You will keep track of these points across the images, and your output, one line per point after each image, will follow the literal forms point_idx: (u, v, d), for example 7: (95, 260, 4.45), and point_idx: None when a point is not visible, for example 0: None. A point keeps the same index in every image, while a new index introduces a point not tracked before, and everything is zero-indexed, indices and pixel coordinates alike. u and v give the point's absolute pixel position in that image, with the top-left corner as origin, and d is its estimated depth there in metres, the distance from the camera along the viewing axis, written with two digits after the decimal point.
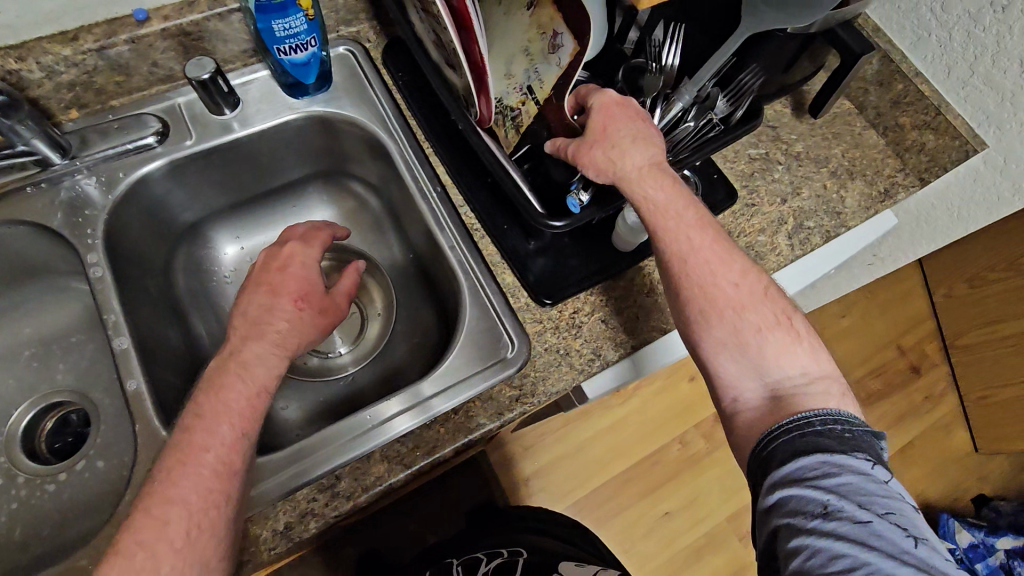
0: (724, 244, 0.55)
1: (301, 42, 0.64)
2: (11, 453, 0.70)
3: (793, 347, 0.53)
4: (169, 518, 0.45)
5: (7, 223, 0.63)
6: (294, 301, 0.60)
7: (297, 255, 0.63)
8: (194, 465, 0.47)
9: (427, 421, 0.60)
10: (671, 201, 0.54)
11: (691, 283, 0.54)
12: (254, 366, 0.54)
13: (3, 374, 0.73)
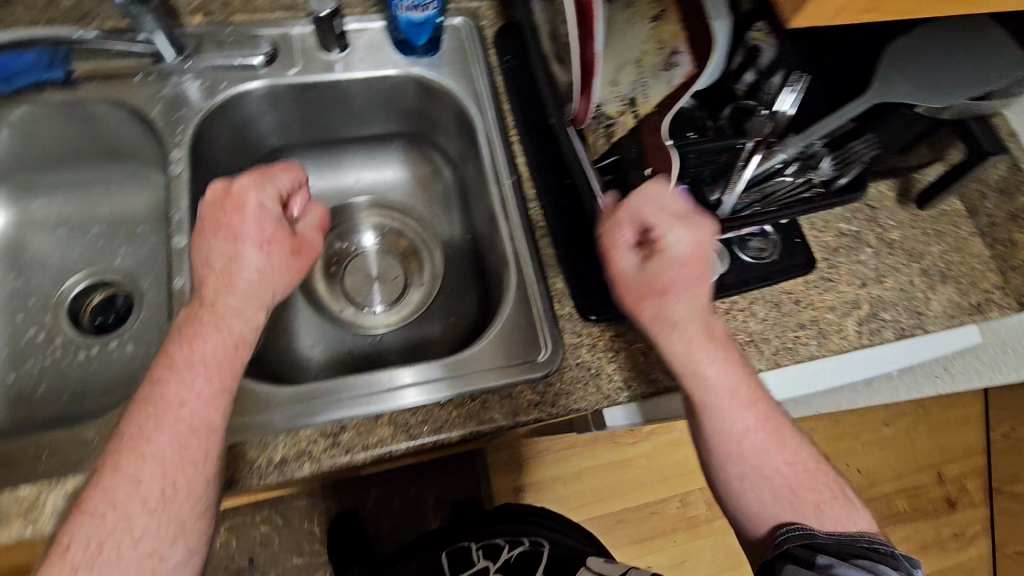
0: (773, 424, 0.52)
1: (420, 3, 0.65)
2: (56, 315, 0.73)
3: (844, 518, 0.50)
4: (141, 478, 0.44)
5: (110, 102, 0.66)
6: (258, 245, 0.54)
7: (253, 196, 0.55)
8: (163, 428, 0.46)
9: (427, 400, 0.58)
10: (728, 379, 0.51)
11: (745, 460, 0.51)
12: (235, 315, 0.51)
13: (70, 241, 0.77)
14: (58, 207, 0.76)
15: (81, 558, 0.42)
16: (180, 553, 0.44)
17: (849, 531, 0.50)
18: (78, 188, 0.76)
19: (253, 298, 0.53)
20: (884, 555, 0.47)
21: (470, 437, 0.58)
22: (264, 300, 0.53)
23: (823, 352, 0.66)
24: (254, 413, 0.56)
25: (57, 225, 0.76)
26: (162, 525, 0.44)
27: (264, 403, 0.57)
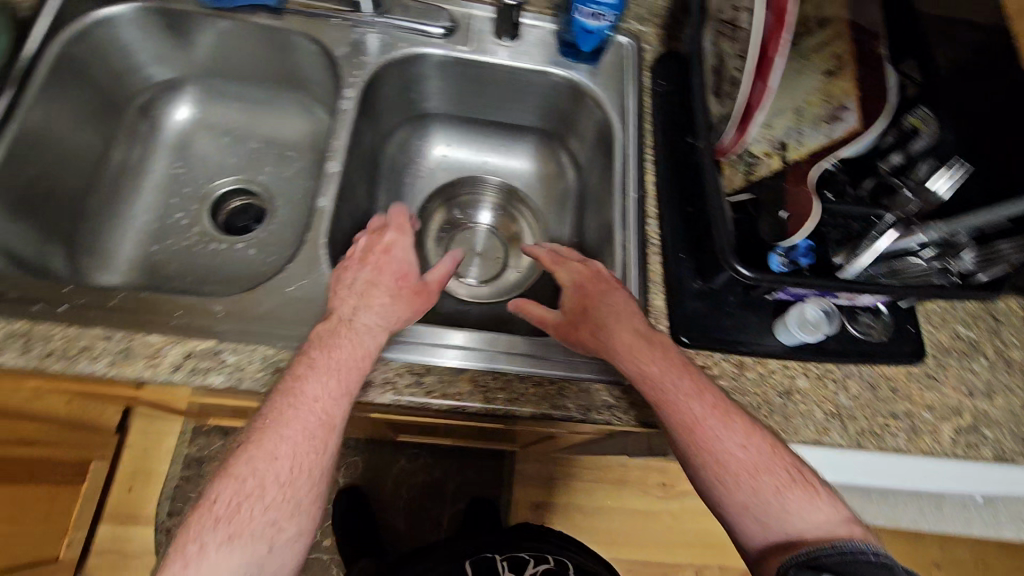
0: (724, 410, 0.54)
1: (601, 12, 0.69)
2: (201, 207, 0.82)
3: (804, 502, 0.51)
4: (277, 459, 0.50)
5: (306, 36, 0.74)
6: (394, 280, 0.61)
7: (396, 243, 0.64)
8: (298, 417, 0.51)
9: (488, 369, 0.59)
10: (667, 373, 0.55)
11: (703, 451, 0.52)
12: (364, 331, 0.56)
13: (230, 149, 0.86)
14: (230, 116, 0.85)
15: (222, 513, 0.48)
16: (294, 528, 0.50)
17: (818, 517, 0.50)
18: (250, 105, 0.85)
19: (376, 318, 0.57)
20: (883, 568, 0.44)
21: (539, 418, 0.59)
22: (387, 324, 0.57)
23: (912, 449, 0.62)
24: None
25: (224, 131, 0.85)
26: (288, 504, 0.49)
27: None
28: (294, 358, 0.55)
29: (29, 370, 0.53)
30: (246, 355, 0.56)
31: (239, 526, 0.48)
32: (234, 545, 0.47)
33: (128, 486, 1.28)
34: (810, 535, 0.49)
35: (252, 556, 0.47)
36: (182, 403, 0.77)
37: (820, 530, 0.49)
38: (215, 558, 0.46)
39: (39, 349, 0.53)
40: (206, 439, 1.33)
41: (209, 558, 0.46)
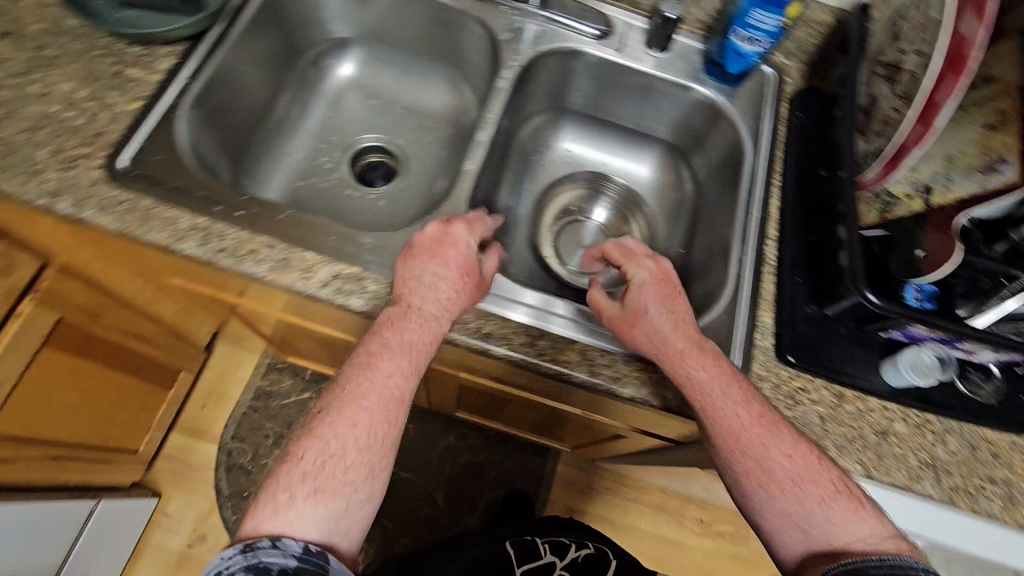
0: (771, 420, 0.55)
1: (758, 38, 0.72)
2: (343, 156, 0.89)
3: (849, 518, 0.52)
4: (354, 427, 0.52)
5: (473, 17, 0.80)
6: (459, 275, 0.59)
7: (462, 237, 0.61)
8: (374, 389, 0.54)
9: (575, 337, 0.62)
10: (716, 381, 0.56)
11: (749, 460, 0.54)
12: (436, 318, 0.57)
13: (377, 109, 0.93)
14: (383, 80, 0.93)
15: (309, 467, 0.51)
16: (367, 491, 0.52)
17: (861, 532, 0.52)
18: (403, 72, 0.92)
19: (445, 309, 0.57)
20: None
21: (635, 401, 0.62)
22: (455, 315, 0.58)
23: (1008, 519, 0.60)
24: None
25: (375, 93, 0.93)
26: (365, 467, 0.52)
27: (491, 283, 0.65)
28: (366, 334, 0.57)
29: (205, 261, 0.60)
30: (385, 287, 0.61)
31: (325, 481, 0.50)
32: (319, 499, 0.50)
33: (202, 404, 1.37)
34: (853, 547, 0.51)
35: (331, 512, 0.50)
36: (294, 326, 0.84)
37: (865, 544, 0.51)
38: (302, 509, 0.49)
39: (215, 244, 0.60)
40: (276, 376, 1.42)
41: (296, 509, 0.49)
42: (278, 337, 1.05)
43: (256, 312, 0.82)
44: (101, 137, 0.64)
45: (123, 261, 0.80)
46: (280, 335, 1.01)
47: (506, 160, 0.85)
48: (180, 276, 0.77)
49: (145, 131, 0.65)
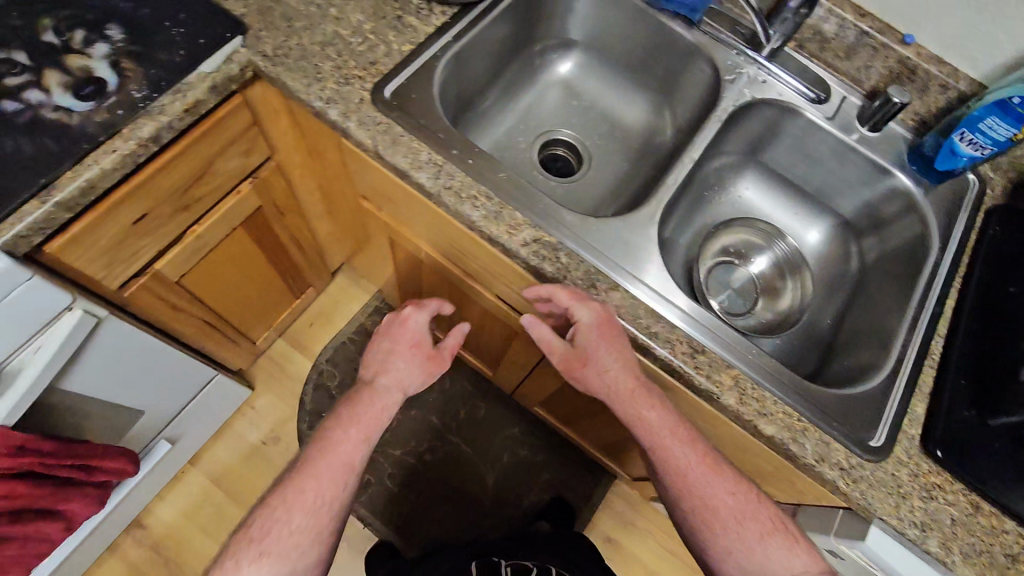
0: (711, 459, 0.66)
1: (982, 143, 0.73)
2: (535, 141, 0.96)
3: (786, 557, 0.64)
4: (328, 477, 0.67)
5: (702, 50, 0.85)
6: (409, 347, 0.74)
7: (412, 315, 0.76)
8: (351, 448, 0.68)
9: (730, 363, 0.64)
10: (664, 421, 0.65)
11: (697, 498, 0.65)
12: (387, 399, 0.72)
13: (575, 107, 0.99)
14: (590, 83, 0.99)
15: (257, 533, 0.64)
16: (312, 550, 0.65)
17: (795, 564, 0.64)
18: (609, 81, 0.98)
19: (394, 385, 0.73)
20: None
21: (771, 442, 0.63)
22: (403, 388, 0.73)
23: None
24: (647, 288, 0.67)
25: (579, 92, 0.99)
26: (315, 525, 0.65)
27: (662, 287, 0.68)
28: (325, 419, 0.71)
29: (432, 193, 0.68)
30: (574, 262, 0.67)
31: (267, 547, 0.63)
32: (260, 562, 0.63)
33: (311, 321, 1.49)
34: None
35: (281, 567, 0.63)
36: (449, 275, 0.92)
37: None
38: (249, 569, 0.62)
39: (445, 180, 0.68)
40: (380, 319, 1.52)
41: (244, 569, 0.62)
42: (413, 282, 1.14)
43: (425, 253, 0.91)
44: (375, 66, 0.73)
45: (336, 173, 0.92)
46: (420, 281, 1.10)
47: (691, 194, 0.87)
48: (380, 200, 0.87)
49: (408, 71, 0.74)
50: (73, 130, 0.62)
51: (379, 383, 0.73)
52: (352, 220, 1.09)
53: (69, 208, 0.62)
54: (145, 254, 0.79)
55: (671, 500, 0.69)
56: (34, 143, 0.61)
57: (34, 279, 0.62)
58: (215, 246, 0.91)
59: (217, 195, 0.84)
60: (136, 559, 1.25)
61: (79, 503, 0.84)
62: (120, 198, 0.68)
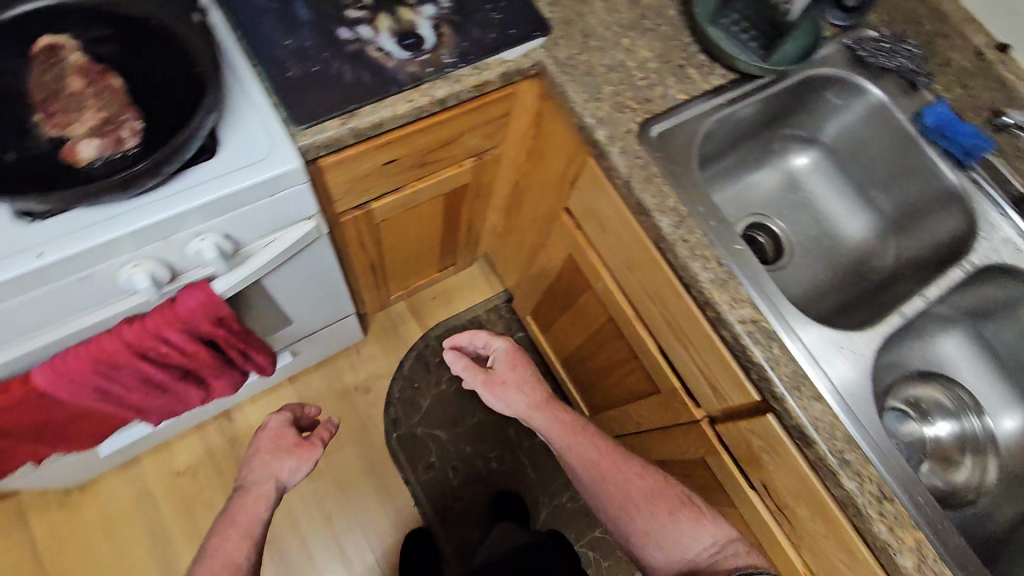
0: (613, 449, 0.82)
1: None
2: (744, 219, 0.94)
3: (691, 533, 0.76)
4: (225, 549, 0.76)
5: (963, 197, 0.81)
6: (267, 435, 0.90)
7: (274, 421, 0.92)
8: (242, 522, 0.79)
9: (917, 523, 0.59)
10: (570, 423, 0.83)
11: (610, 485, 0.79)
12: (261, 489, 0.83)
13: (794, 199, 0.96)
14: (819, 182, 0.95)
15: None
16: None
17: (703, 533, 0.76)
18: (839, 187, 0.95)
19: (265, 476, 0.84)
20: None
21: None
22: (276, 475, 0.84)
23: None
24: (850, 411, 0.63)
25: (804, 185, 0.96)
26: None
27: (864, 414, 0.63)
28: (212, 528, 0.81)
29: (667, 239, 0.68)
30: (785, 358, 0.64)
31: None
32: None
33: (433, 295, 1.55)
34: (705, 550, 0.74)
35: None
36: (615, 313, 0.92)
37: (708, 544, 0.75)
38: None
39: (683, 232, 0.68)
40: (495, 318, 1.55)
41: None
42: (559, 301, 1.16)
43: (602, 284, 0.92)
44: (648, 103, 0.76)
45: (548, 178, 0.96)
46: (569, 303, 1.11)
47: (904, 335, 0.80)
48: (585, 220, 0.89)
49: (678, 119, 0.75)
50: (386, 72, 0.68)
51: (248, 486, 0.84)
52: (529, 224, 1.13)
53: (356, 136, 0.68)
54: (373, 192, 0.85)
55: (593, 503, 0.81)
56: (353, 72, 0.68)
57: (306, 185, 0.68)
58: (418, 204, 0.97)
59: (445, 162, 0.90)
60: (214, 445, 1.32)
61: (223, 381, 0.89)
62: (389, 140, 0.74)
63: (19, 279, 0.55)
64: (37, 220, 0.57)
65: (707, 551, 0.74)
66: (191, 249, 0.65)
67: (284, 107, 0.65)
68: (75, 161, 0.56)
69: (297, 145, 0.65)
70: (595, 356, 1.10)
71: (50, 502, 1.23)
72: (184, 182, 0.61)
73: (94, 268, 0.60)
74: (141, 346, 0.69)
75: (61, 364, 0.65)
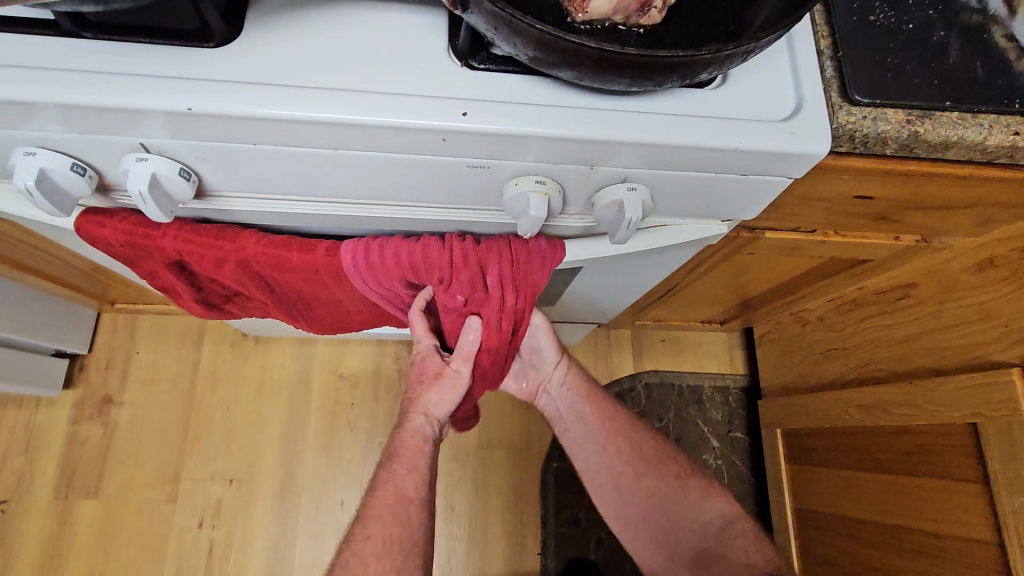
0: (608, 404, 0.78)
1: None
2: None
3: (698, 504, 0.69)
4: (396, 480, 0.63)
5: None
6: (425, 370, 0.65)
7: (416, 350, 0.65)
8: (406, 454, 0.65)
9: None
10: (578, 380, 0.78)
11: (612, 442, 0.74)
12: (415, 426, 0.66)
13: None
14: None
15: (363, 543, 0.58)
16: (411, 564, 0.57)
17: (711, 507, 0.69)
18: None
19: (416, 408, 0.67)
20: None
21: None
22: (426, 411, 0.66)
23: None
24: None
25: None
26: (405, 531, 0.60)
27: None
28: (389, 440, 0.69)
29: None
30: None
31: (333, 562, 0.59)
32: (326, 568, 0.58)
33: (663, 338, 1.26)
34: (711, 525, 0.67)
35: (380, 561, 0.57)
36: None
37: (713, 517, 0.68)
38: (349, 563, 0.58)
39: None
40: (718, 402, 1.24)
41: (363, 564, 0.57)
42: (869, 453, 0.83)
43: None
44: None
45: (1005, 314, 0.65)
46: (892, 468, 0.79)
47: None
48: None
49: None
50: (1010, 75, 0.42)
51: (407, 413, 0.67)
52: (889, 341, 0.82)
53: (905, 147, 0.43)
54: (793, 222, 0.59)
55: (596, 468, 0.74)
56: (961, 53, 0.42)
57: (787, 181, 0.44)
58: (799, 256, 0.70)
59: (894, 228, 0.62)
60: (382, 369, 1.19)
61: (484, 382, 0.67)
62: (915, 173, 0.47)
63: (422, 133, 0.38)
64: (473, 69, 0.39)
65: (714, 526, 0.67)
66: (602, 196, 0.45)
67: (837, 61, 0.42)
68: (579, 9, 0.36)
69: (833, 124, 0.41)
70: (905, 559, 0.76)
71: (225, 337, 1.17)
72: (664, 105, 0.40)
73: (497, 162, 0.41)
74: (450, 280, 0.51)
75: (375, 254, 0.49)
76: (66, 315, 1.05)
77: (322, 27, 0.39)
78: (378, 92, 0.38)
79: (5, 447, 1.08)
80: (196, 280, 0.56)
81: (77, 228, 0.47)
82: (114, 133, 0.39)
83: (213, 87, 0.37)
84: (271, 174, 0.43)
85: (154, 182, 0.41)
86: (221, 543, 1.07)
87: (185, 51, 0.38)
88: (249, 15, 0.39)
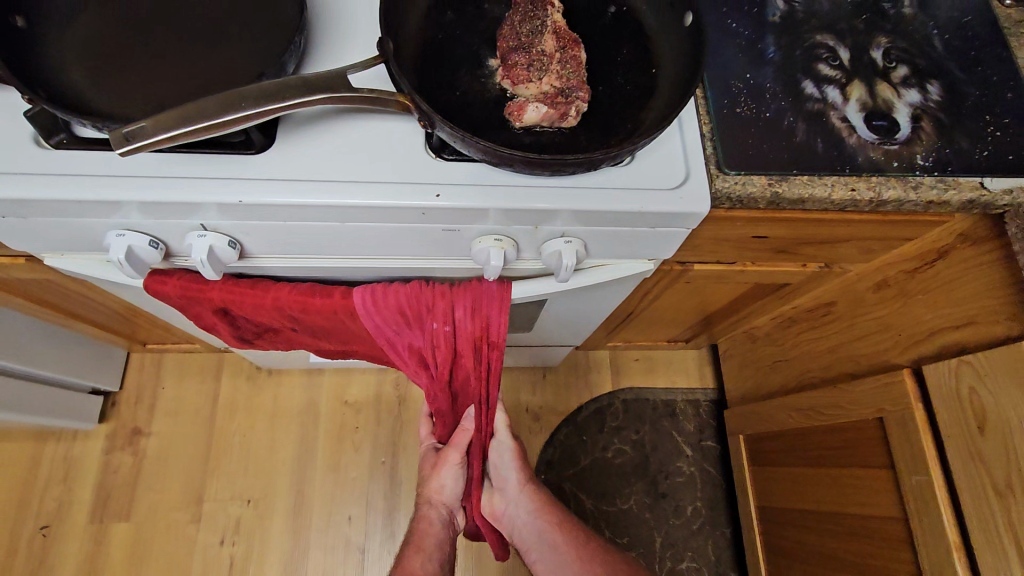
0: (581, 535, 0.84)
1: None
2: None
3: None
4: (406, 563, 0.79)
5: None
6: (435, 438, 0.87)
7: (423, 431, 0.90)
8: (426, 544, 0.81)
9: None
10: (547, 513, 0.85)
11: (586, 567, 0.79)
12: (431, 514, 0.84)
13: None
14: None
15: None
16: None
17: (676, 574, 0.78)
18: None
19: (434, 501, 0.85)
20: None
21: None
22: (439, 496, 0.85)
23: None
24: None
25: None
26: None
27: None
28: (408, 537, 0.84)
29: None
30: None
31: None
32: None
33: (637, 357, 1.40)
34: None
35: None
36: (921, 519, 0.72)
37: None
38: None
39: None
40: (690, 414, 1.36)
41: None
42: (809, 450, 0.95)
43: (920, 479, 0.72)
44: None
45: (897, 325, 0.78)
46: (826, 463, 0.91)
47: None
48: (942, 402, 0.70)
49: None
50: (843, 148, 0.57)
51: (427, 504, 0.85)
52: (818, 352, 0.95)
53: (772, 203, 0.57)
54: (712, 257, 0.73)
55: None
56: (807, 133, 0.57)
57: (685, 232, 0.58)
58: (730, 283, 0.84)
59: (797, 258, 0.76)
60: (384, 395, 1.31)
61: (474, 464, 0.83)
62: (789, 219, 0.61)
63: (407, 209, 0.52)
64: (444, 159, 0.54)
65: None
66: (548, 246, 0.59)
67: (715, 142, 0.56)
68: (517, 119, 0.50)
69: (712, 189, 0.55)
70: (839, 541, 0.87)
71: (242, 371, 1.30)
72: (586, 179, 0.54)
73: (464, 226, 0.55)
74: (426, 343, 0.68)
75: (381, 296, 0.62)
76: (102, 355, 1.18)
77: (333, 132, 0.54)
78: (373, 180, 0.52)
79: (46, 476, 1.20)
80: (235, 323, 0.69)
81: (145, 286, 0.61)
82: (181, 218, 0.53)
83: (254, 182, 0.51)
84: (295, 240, 0.57)
85: (210, 252, 0.55)
86: (240, 559, 1.18)
87: (233, 155, 0.52)
88: (280, 127, 0.54)
